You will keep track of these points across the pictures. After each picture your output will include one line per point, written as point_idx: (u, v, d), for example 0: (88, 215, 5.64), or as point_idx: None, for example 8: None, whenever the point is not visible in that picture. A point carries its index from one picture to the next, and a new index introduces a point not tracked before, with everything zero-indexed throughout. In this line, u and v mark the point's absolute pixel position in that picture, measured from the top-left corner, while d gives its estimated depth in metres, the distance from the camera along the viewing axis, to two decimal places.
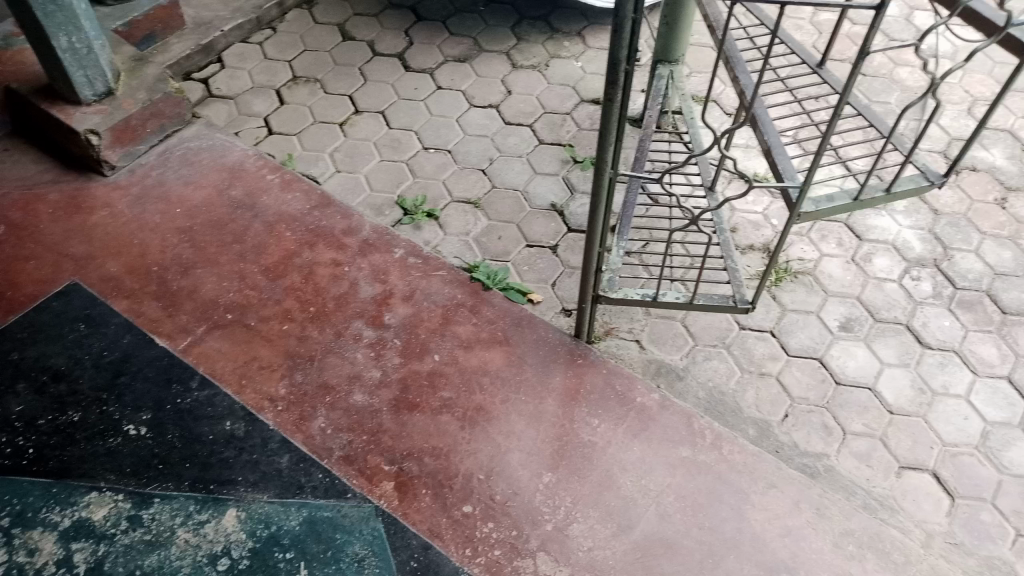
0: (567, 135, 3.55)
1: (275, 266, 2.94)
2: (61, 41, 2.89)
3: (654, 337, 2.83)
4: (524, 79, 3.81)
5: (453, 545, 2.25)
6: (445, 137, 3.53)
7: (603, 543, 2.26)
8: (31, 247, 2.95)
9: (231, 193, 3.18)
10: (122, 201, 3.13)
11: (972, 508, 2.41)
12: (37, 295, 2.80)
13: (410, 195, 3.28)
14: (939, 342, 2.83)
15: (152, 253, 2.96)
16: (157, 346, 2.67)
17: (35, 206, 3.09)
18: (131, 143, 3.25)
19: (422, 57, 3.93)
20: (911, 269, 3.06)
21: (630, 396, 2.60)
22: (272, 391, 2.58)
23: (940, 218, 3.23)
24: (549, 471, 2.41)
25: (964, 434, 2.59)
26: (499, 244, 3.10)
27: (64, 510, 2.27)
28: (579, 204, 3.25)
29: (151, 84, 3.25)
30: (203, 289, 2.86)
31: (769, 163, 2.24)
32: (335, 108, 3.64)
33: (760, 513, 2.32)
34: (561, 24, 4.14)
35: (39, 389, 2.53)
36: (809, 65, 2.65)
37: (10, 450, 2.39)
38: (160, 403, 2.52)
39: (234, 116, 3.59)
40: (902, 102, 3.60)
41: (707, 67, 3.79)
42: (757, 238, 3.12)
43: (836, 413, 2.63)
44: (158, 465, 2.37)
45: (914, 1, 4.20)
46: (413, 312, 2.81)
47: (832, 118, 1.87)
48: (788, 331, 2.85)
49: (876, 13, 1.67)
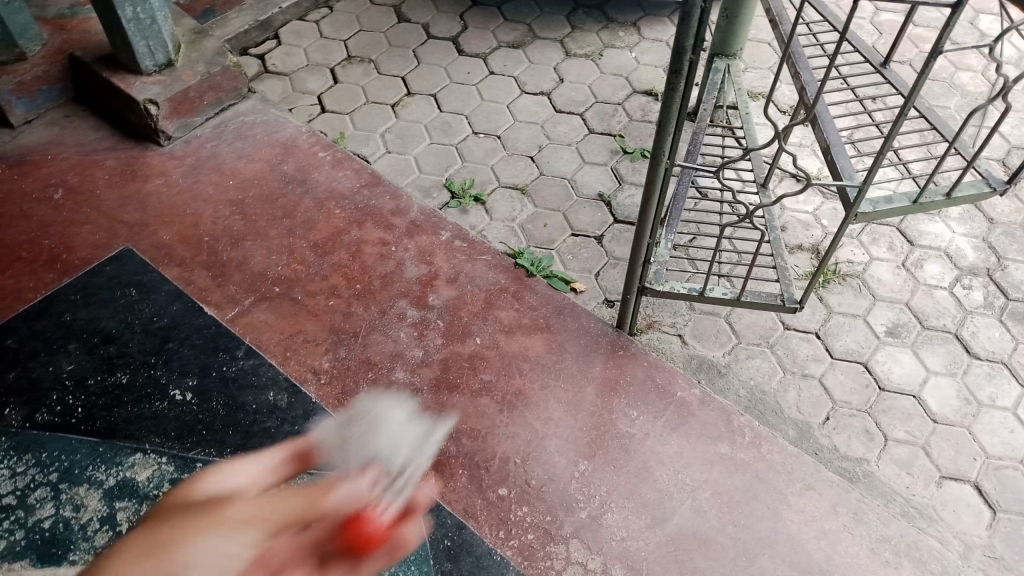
0: (617, 125, 3.53)
1: (323, 242, 2.98)
2: (126, 11, 2.95)
3: (698, 333, 2.82)
4: (577, 68, 3.80)
5: (487, 527, 2.27)
6: (495, 122, 3.54)
7: (636, 535, 2.26)
8: (87, 212, 3.02)
9: (283, 168, 3.23)
10: (176, 171, 3.18)
11: (1014, 523, 2.37)
12: (91, 258, 2.87)
13: (458, 179, 3.30)
14: (988, 352, 2.78)
15: (204, 223, 3.01)
16: (205, 314, 2.72)
17: (92, 172, 3.16)
18: (188, 114, 3.30)
19: (476, 41, 3.93)
20: (963, 277, 3.00)
21: (671, 390, 2.59)
22: (315, 364, 2.62)
23: (996, 227, 3.17)
24: (585, 460, 2.41)
25: (1009, 447, 2.54)
26: (545, 231, 3.11)
27: (110, 469, 2.31)
28: (627, 195, 3.24)
29: (210, 58, 3.30)
30: (252, 261, 2.90)
31: (826, 161, 2.21)
32: (388, 89, 3.67)
33: (797, 514, 2.30)
34: (616, 14, 4.12)
35: (90, 350, 2.60)
36: (872, 64, 2.61)
37: (60, 408, 2.45)
38: (206, 370, 2.57)
39: (288, 92, 3.64)
40: (962, 108, 3.53)
41: (762, 64, 3.75)
42: (806, 238, 3.09)
43: (878, 419, 2.59)
44: (201, 431, 2.41)
45: (980, 4, 4.11)
46: (457, 294, 2.83)
47: (897, 118, 1.85)
48: (834, 334, 2.82)
49: (951, 12, 1.64)
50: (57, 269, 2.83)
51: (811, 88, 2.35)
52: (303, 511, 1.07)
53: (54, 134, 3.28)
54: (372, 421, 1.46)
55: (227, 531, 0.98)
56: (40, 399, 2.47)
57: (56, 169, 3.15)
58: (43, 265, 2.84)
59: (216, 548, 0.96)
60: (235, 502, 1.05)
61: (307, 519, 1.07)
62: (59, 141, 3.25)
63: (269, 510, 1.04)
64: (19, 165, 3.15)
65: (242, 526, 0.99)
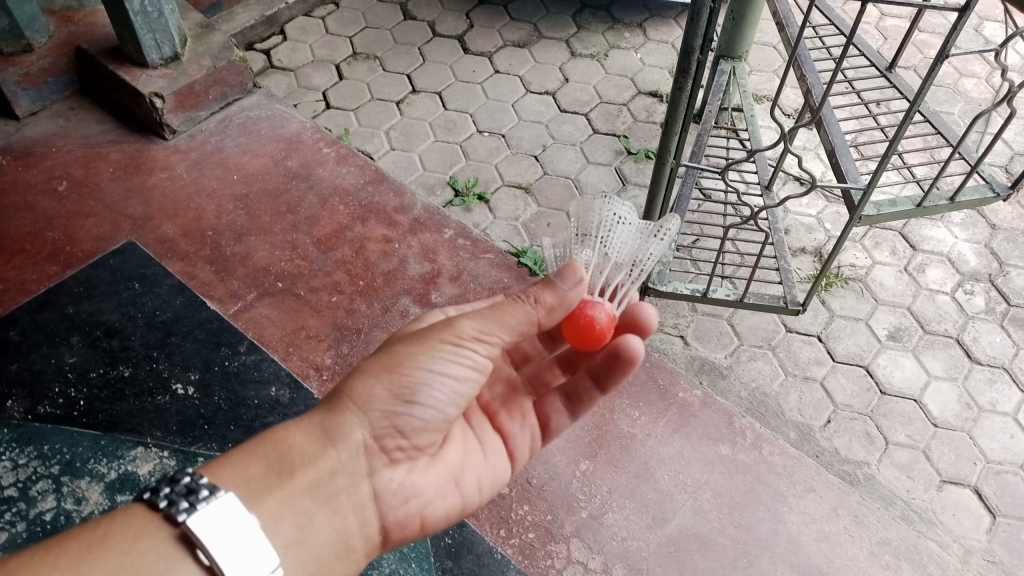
0: (622, 126, 3.54)
1: (326, 238, 2.98)
2: (134, 4, 2.95)
3: (700, 334, 2.82)
4: (582, 68, 3.81)
5: (488, 525, 2.27)
6: (500, 121, 3.54)
7: (637, 534, 2.27)
8: (90, 204, 3.02)
9: (288, 164, 3.23)
10: (180, 165, 3.18)
11: (1013, 528, 2.37)
12: (95, 251, 2.87)
13: (462, 177, 3.30)
14: (988, 358, 2.78)
15: (208, 218, 3.01)
16: (208, 309, 2.72)
17: (96, 164, 3.16)
18: (193, 109, 3.30)
19: (482, 40, 3.93)
20: (965, 283, 3.01)
21: (672, 390, 2.59)
22: (318, 360, 2.63)
23: (998, 233, 3.18)
24: (586, 459, 2.42)
25: (1009, 452, 2.54)
26: (548, 230, 3.11)
27: (111, 463, 2.28)
28: (631, 195, 3.25)
29: (216, 52, 3.30)
30: (255, 255, 2.90)
31: (831, 163, 2.22)
32: (393, 86, 3.67)
33: (797, 516, 2.30)
34: (622, 15, 4.12)
35: (93, 342, 2.59)
36: (878, 68, 2.62)
37: (62, 401, 2.44)
38: (208, 364, 2.56)
39: (293, 88, 3.64)
40: (966, 114, 3.54)
41: (767, 67, 3.75)
42: (809, 241, 3.09)
43: (879, 422, 2.60)
44: (203, 425, 2.41)
45: (985, 10, 4.12)
46: (460, 292, 2.83)
47: (902, 122, 1.85)
48: (836, 337, 2.83)
49: (959, 16, 1.65)
50: (60, 261, 2.83)
51: (816, 90, 2.35)
52: (524, 325, 1.57)
53: (59, 126, 3.28)
54: (604, 232, 1.96)
55: (454, 352, 1.53)
56: (42, 391, 2.46)
57: (60, 161, 3.15)
58: (46, 257, 2.84)
59: (436, 366, 1.53)
60: (463, 319, 1.55)
61: (528, 329, 1.58)
62: (64, 134, 3.25)
63: (494, 324, 1.54)
64: (24, 157, 3.15)
65: (468, 350, 1.54)
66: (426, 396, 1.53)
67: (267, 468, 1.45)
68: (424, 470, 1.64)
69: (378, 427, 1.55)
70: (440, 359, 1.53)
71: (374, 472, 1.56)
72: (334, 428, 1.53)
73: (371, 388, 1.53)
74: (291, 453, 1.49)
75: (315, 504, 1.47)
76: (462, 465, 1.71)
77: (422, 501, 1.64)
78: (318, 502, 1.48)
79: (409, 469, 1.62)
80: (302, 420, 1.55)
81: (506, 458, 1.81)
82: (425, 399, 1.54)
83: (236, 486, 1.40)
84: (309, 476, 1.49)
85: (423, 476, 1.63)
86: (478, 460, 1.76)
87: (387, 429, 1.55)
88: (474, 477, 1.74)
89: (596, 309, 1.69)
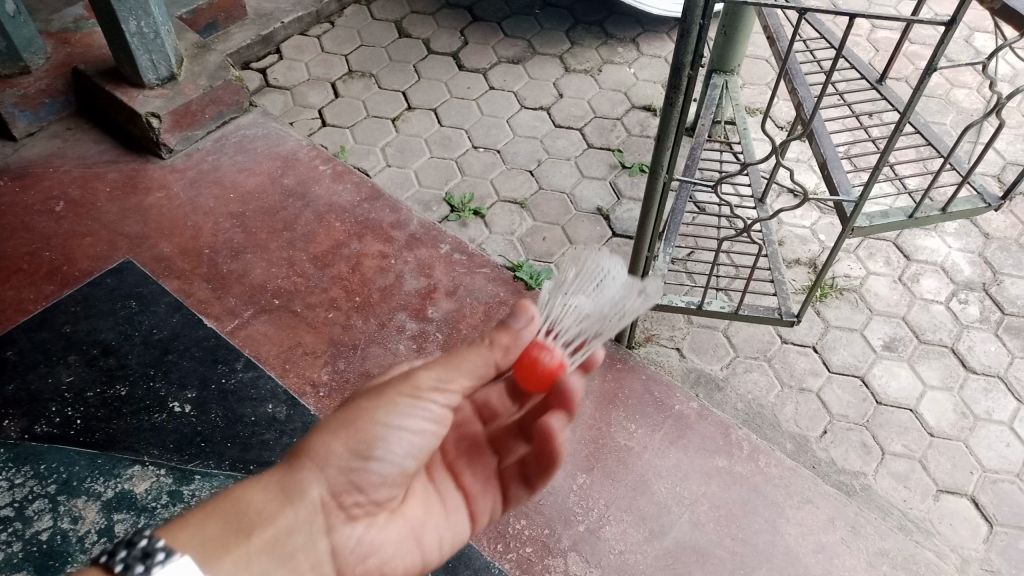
0: (616, 140, 3.56)
1: (323, 254, 2.99)
2: (130, 25, 2.98)
3: (696, 346, 2.83)
4: (576, 83, 3.84)
5: (485, 539, 2.27)
6: (495, 137, 3.56)
7: (635, 547, 2.27)
8: (88, 224, 3.03)
9: (284, 181, 3.25)
10: (177, 184, 3.20)
11: (1010, 537, 2.37)
12: (92, 270, 2.88)
13: (457, 192, 3.32)
14: (983, 367, 2.79)
15: (205, 236, 3.03)
16: (205, 326, 2.72)
17: (94, 184, 3.18)
18: (190, 128, 3.33)
19: (476, 57, 3.97)
20: (959, 292, 3.02)
21: (669, 403, 2.60)
22: (315, 377, 2.64)
23: (991, 242, 3.19)
24: (583, 473, 2.42)
25: (1006, 461, 2.55)
26: (543, 244, 3.12)
27: (108, 482, 2.23)
28: (626, 209, 3.26)
29: (212, 72, 3.33)
30: (252, 273, 2.92)
31: (823, 176, 2.24)
32: (389, 103, 3.70)
33: (795, 527, 2.30)
34: (615, 30, 4.15)
35: (90, 361, 2.60)
36: (868, 81, 2.64)
37: (59, 420, 2.44)
38: (205, 382, 2.57)
39: (290, 106, 3.67)
40: (957, 124, 3.56)
41: (760, 80, 3.78)
42: (803, 252, 3.11)
43: (875, 432, 2.60)
44: (200, 443, 2.41)
45: (975, 21, 4.15)
46: (456, 307, 2.84)
47: (892, 135, 1.87)
48: (831, 348, 2.83)
49: (946, 30, 1.67)
50: (57, 280, 2.84)
51: (807, 104, 2.37)
52: (484, 368, 1.52)
53: (56, 146, 3.31)
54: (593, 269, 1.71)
55: (414, 405, 1.47)
56: (39, 410, 2.46)
57: (58, 182, 3.17)
58: (43, 278, 2.85)
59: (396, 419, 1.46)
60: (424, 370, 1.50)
61: (489, 371, 1.53)
62: (61, 154, 3.28)
63: (454, 374, 1.49)
64: (22, 177, 3.17)
65: (427, 401, 1.48)
66: (385, 450, 1.47)
67: (222, 528, 1.37)
68: (384, 525, 1.56)
69: (335, 483, 1.46)
70: (400, 413, 1.46)
71: (331, 530, 1.47)
72: (295, 484, 1.44)
73: (330, 443, 1.45)
74: (248, 511, 1.40)
75: (273, 563, 1.38)
76: (421, 524, 1.61)
77: (382, 558, 1.55)
78: (271, 562, 1.38)
79: (369, 525, 1.53)
80: (259, 476, 1.46)
81: (470, 518, 1.71)
82: (383, 453, 1.47)
83: (190, 547, 1.31)
84: (265, 536, 1.39)
85: (383, 532, 1.55)
86: (439, 519, 1.65)
87: (344, 485, 1.47)
88: (435, 538, 1.63)
89: (545, 351, 1.54)
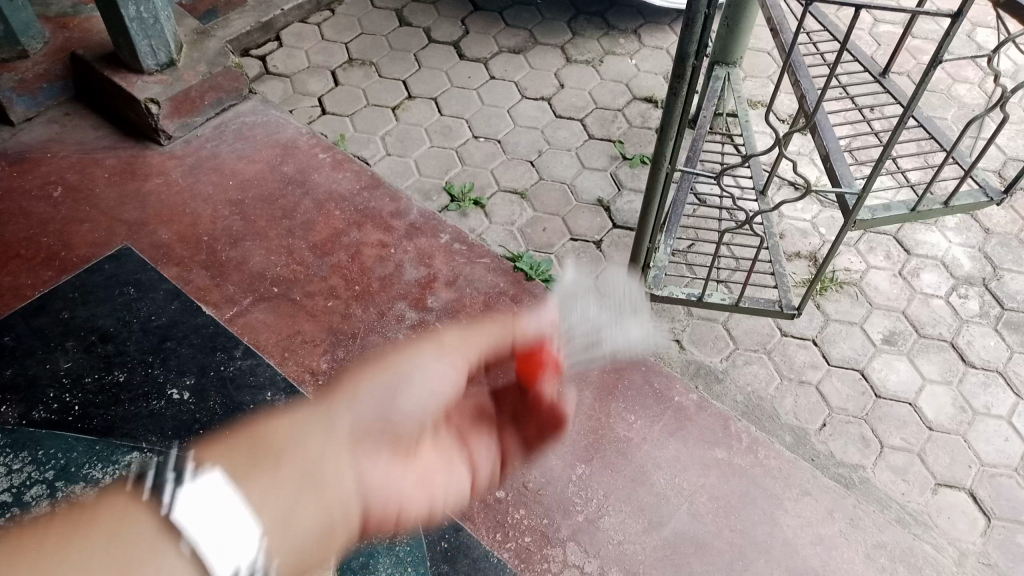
0: (617, 131, 3.55)
1: (323, 243, 2.98)
2: (129, 10, 2.96)
3: (695, 339, 2.82)
4: (578, 74, 3.82)
5: (484, 528, 2.27)
6: (495, 127, 3.55)
7: (633, 538, 2.27)
8: (86, 210, 3.02)
9: (283, 169, 3.23)
10: (176, 171, 3.18)
11: (1008, 530, 2.38)
12: (90, 256, 2.86)
13: (457, 182, 3.31)
14: (983, 361, 2.79)
15: (204, 223, 3.01)
16: (204, 314, 2.71)
17: (92, 170, 3.16)
18: (189, 114, 3.31)
19: (477, 46, 3.95)
20: (959, 286, 3.02)
21: (668, 394, 2.60)
22: (314, 365, 2.62)
23: (991, 237, 3.19)
24: (582, 463, 2.42)
25: (1004, 455, 2.55)
26: (544, 235, 3.11)
27: (109, 468, 2.22)
28: (626, 200, 3.26)
29: (212, 58, 3.31)
30: (251, 261, 2.90)
31: (826, 169, 2.23)
32: (389, 92, 3.68)
33: (793, 519, 2.31)
34: (617, 21, 4.14)
35: (88, 348, 2.59)
36: (871, 74, 2.63)
37: (56, 406, 2.43)
38: (204, 368, 2.55)
39: (289, 94, 3.65)
40: (959, 119, 3.56)
41: (761, 72, 3.77)
42: (804, 245, 3.10)
43: (874, 425, 2.60)
44: (200, 430, 2.38)
45: (978, 17, 4.14)
46: (456, 297, 2.83)
47: (895, 128, 1.86)
48: (831, 341, 2.83)
49: (952, 22, 1.66)
50: (55, 266, 2.83)
51: (810, 96, 2.37)
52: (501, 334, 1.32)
53: (54, 132, 3.28)
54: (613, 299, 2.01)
55: (439, 349, 1.25)
56: (37, 397, 2.44)
57: (56, 167, 3.15)
58: (41, 263, 2.83)
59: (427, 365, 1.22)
60: (446, 330, 1.32)
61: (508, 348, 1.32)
62: (59, 140, 3.25)
63: (471, 339, 1.29)
64: (19, 162, 3.15)
65: (449, 355, 1.26)
66: (410, 387, 1.19)
67: (246, 453, 0.96)
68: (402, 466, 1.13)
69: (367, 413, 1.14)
70: (424, 354, 1.24)
71: (357, 462, 1.08)
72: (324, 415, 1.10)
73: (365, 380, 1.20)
74: (266, 438, 1.00)
75: (292, 492, 0.95)
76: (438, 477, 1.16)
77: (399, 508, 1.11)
78: (303, 490, 0.97)
79: (390, 463, 1.11)
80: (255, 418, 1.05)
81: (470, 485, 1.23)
82: (407, 392, 1.18)
83: (216, 465, 0.92)
84: (280, 460, 0.98)
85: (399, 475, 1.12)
86: (450, 465, 1.20)
87: (374, 420, 1.14)
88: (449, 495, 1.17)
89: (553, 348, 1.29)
